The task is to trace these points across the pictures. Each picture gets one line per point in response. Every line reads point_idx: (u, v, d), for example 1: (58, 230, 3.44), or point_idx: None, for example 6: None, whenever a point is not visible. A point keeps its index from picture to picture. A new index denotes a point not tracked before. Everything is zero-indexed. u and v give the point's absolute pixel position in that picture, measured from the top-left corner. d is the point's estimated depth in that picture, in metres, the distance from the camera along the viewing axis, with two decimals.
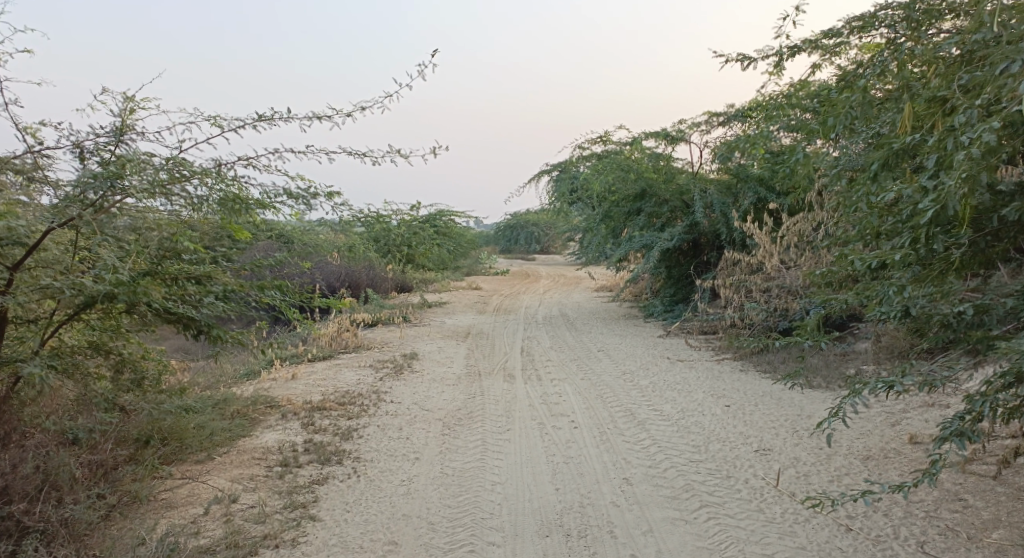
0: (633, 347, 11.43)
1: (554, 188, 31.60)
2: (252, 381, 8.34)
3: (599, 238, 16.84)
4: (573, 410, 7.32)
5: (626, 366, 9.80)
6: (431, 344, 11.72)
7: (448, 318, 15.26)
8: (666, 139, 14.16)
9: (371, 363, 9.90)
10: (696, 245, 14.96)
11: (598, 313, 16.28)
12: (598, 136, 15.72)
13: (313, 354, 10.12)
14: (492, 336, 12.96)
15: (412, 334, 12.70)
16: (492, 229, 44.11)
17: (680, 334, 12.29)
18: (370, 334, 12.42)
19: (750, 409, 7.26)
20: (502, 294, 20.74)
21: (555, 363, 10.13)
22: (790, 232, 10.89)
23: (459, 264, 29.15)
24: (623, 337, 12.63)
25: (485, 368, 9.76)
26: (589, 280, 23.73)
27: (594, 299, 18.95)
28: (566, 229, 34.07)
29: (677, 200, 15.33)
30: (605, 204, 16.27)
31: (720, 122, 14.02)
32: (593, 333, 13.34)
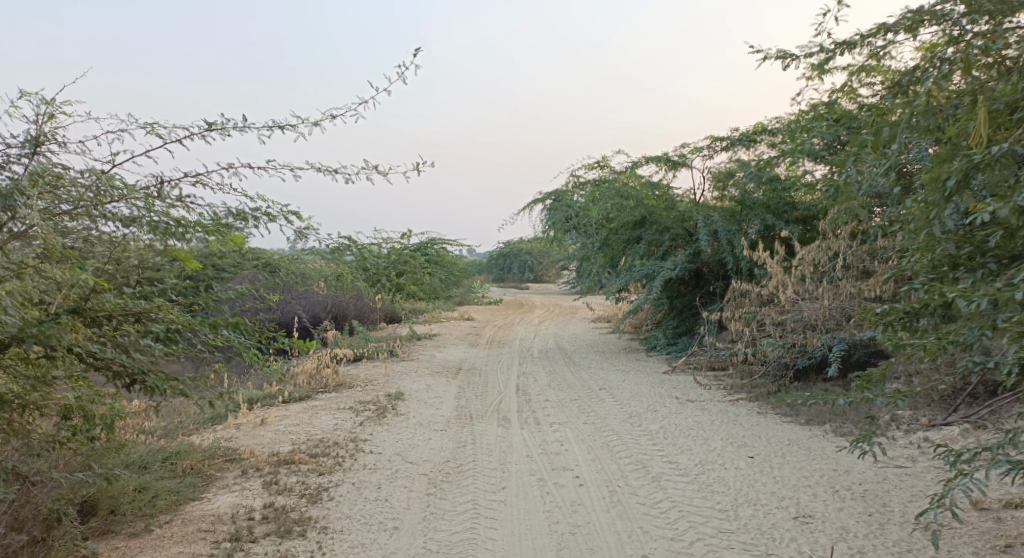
0: (637, 385, 10.58)
1: (549, 215, 30.86)
2: (215, 429, 7.45)
3: (597, 267, 16.03)
4: (577, 462, 6.47)
5: (632, 407, 8.95)
6: (418, 381, 10.84)
7: (438, 352, 14.44)
8: (668, 164, 13.41)
9: (352, 404, 9.02)
10: (700, 274, 14.17)
11: (596, 346, 15.45)
12: (595, 160, 14.96)
13: (288, 394, 9.25)
14: (484, 372, 12.07)
15: (400, 371, 11.82)
16: (485, 257, 43.38)
17: (685, 370, 11.48)
18: (354, 371, 11.55)
19: (777, 461, 6.40)
20: (495, 325, 19.92)
21: (554, 404, 9.28)
22: (805, 261, 10.11)
23: (451, 292, 28.28)
24: (624, 373, 11.80)
25: (477, 410, 8.89)
26: (585, 311, 22.90)
27: (591, 330, 18.11)
28: (561, 257, 33.31)
29: (679, 227, 14.58)
30: (603, 231, 15.48)
31: (724, 146, 13.28)
32: (592, 369, 12.51)
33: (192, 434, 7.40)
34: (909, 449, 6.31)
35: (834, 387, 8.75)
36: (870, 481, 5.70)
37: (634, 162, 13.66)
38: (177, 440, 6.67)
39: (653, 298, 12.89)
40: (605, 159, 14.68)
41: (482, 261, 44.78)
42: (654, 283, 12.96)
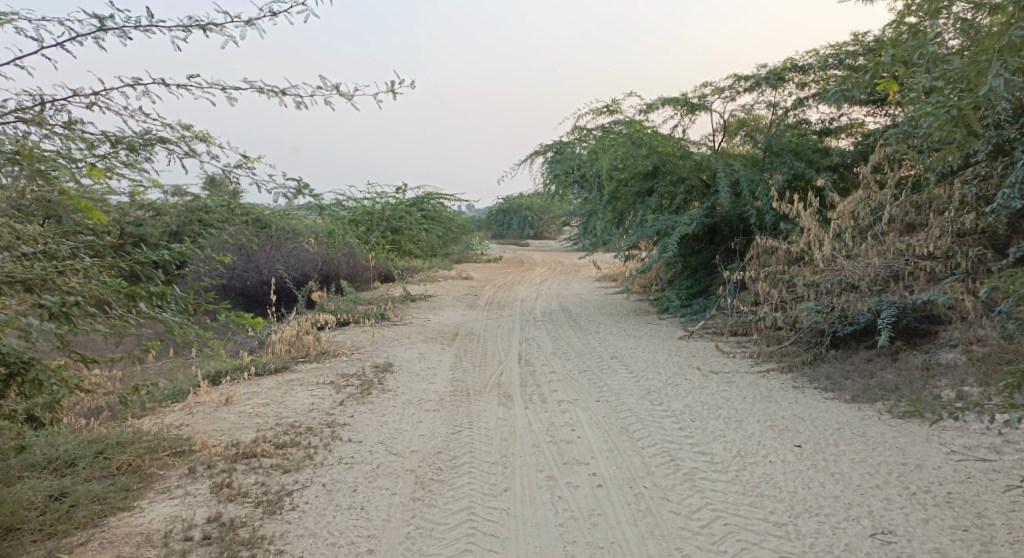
0: (652, 354, 9.51)
1: (550, 170, 29.64)
2: (171, 412, 6.42)
3: (604, 222, 14.90)
4: (592, 454, 5.45)
5: (650, 381, 7.91)
6: (409, 350, 9.80)
7: (433, 314, 13.38)
8: (686, 107, 12.22)
9: (334, 377, 7.98)
10: (717, 230, 13.06)
11: (603, 307, 14.38)
12: (604, 106, 13.77)
13: (263, 366, 8.21)
14: (483, 337, 11.03)
15: (390, 338, 10.75)
16: (484, 213, 42.17)
17: (704, 337, 10.45)
18: (339, 338, 10.51)
19: (829, 453, 5.39)
20: (494, 284, 18.86)
21: (561, 376, 8.24)
22: (844, 215, 9.01)
23: (449, 249, 27.18)
24: (636, 339, 10.75)
25: (475, 384, 7.85)
26: (590, 269, 21.83)
27: (597, 290, 17.05)
28: (563, 213, 32.18)
29: (696, 178, 13.44)
30: (611, 184, 14.35)
31: (748, 87, 12.09)
32: (601, 334, 11.45)
33: (143, 417, 6.36)
34: (993, 441, 5.32)
35: (881, 359, 7.72)
36: (955, 481, 4.72)
37: (649, 105, 12.45)
38: (118, 428, 5.65)
39: (669, 257, 11.79)
40: (615, 103, 13.50)
41: (481, 217, 43.60)
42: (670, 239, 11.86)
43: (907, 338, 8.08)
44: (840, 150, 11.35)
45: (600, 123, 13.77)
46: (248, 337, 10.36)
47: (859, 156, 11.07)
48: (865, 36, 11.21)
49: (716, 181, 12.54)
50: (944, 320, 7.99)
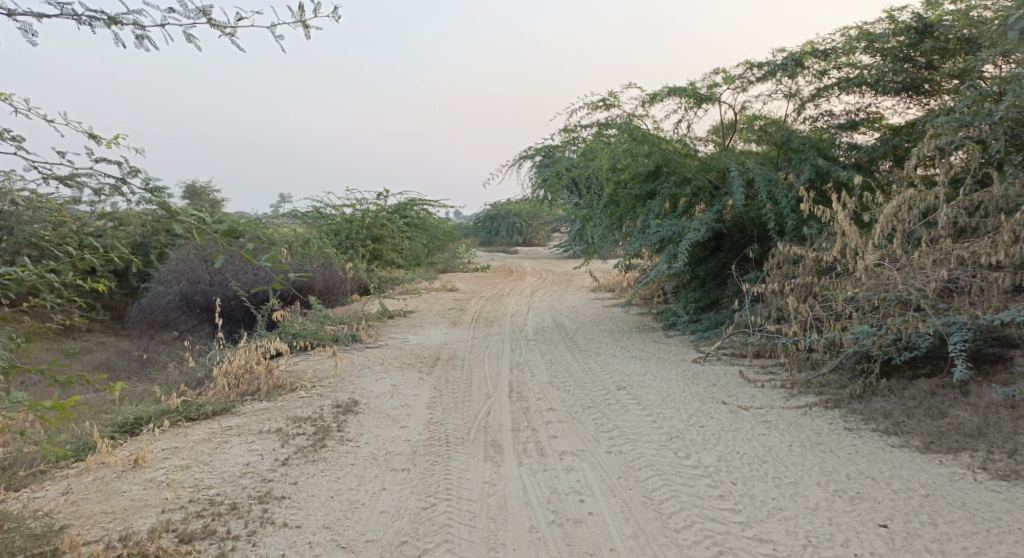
0: (665, 382, 8.12)
1: (539, 174, 28.42)
2: (59, 496, 4.98)
3: (602, 230, 13.52)
4: (610, 544, 4.18)
5: (668, 422, 6.53)
6: (380, 381, 8.41)
7: (411, 333, 11.99)
8: (692, 100, 10.90)
9: (283, 423, 6.56)
10: (730, 235, 11.67)
11: (602, 324, 13.00)
12: (599, 101, 12.42)
13: (200, 412, 6.80)
14: (467, 363, 9.63)
15: (360, 364, 9.33)
16: (472, 219, 40.79)
17: (723, 362, 9.07)
18: (300, 367, 9.09)
19: (922, 544, 4.06)
20: (481, 296, 17.51)
21: (560, 416, 6.86)
22: (892, 217, 7.62)
23: (434, 258, 25.82)
24: (644, 363, 9.37)
25: (455, 429, 6.44)
26: (585, 278, 20.47)
27: (593, 304, 15.65)
28: (553, 219, 30.93)
29: (704, 178, 12.06)
30: (608, 186, 12.98)
31: (763, 75, 10.78)
32: (605, 357, 10.08)
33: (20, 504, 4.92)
34: None
35: (953, 392, 6.31)
36: None
37: (651, 97, 11.11)
38: None
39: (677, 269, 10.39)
40: (612, 97, 12.14)
41: (468, 224, 42.30)
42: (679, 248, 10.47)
43: (978, 366, 6.69)
44: (868, 145, 10.02)
45: (595, 119, 12.41)
46: (193, 370, 8.90)
47: (891, 151, 9.74)
48: (897, 15, 9.91)
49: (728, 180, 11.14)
50: (1019, 344, 6.65)
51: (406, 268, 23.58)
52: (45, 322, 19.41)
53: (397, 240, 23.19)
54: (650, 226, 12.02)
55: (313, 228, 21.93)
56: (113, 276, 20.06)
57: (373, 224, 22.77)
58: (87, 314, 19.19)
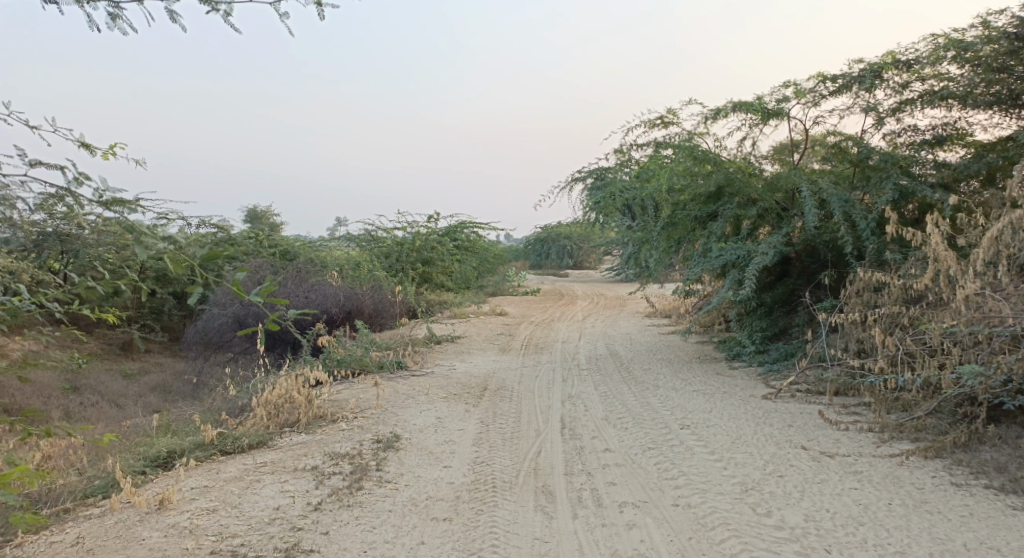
0: (734, 422, 7.46)
1: (591, 196, 27.90)
2: (76, 545, 4.56)
3: (659, 254, 12.90)
4: None
5: (740, 470, 5.88)
6: (425, 413, 7.90)
7: (460, 361, 11.49)
8: (760, 116, 10.28)
9: (321, 459, 6.09)
10: (799, 261, 10.96)
11: (659, 352, 12.34)
12: (658, 118, 11.85)
13: (236, 445, 6.37)
14: (517, 393, 9.10)
15: (405, 394, 8.84)
16: (521, 242, 40.41)
17: (797, 400, 8.34)
18: (343, 397, 8.65)
19: None
20: (531, 321, 17.00)
21: (618, 458, 6.28)
22: (993, 242, 6.89)
23: (483, 281, 25.41)
24: (709, 399, 8.70)
25: (505, 472, 5.90)
26: (639, 303, 19.86)
27: (649, 331, 15.00)
28: (604, 242, 30.32)
29: (770, 201, 11.40)
30: (666, 208, 12.38)
31: (838, 89, 10.14)
32: (665, 390, 9.43)
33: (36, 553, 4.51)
34: None
35: None
36: None
37: (715, 113, 10.48)
38: None
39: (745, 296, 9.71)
40: (672, 114, 11.57)
41: (518, 247, 41.88)
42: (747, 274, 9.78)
43: None
44: (957, 163, 9.28)
45: (653, 137, 11.84)
46: (233, 397, 8.54)
47: (983, 169, 8.99)
48: (989, 22, 9.18)
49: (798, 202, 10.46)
50: None
51: (455, 291, 23.27)
52: (96, 342, 19.43)
53: (447, 263, 23.07)
54: (713, 250, 11.36)
55: (363, 251, 22.08)
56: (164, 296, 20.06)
57: (424, 247, 22.76)
58: (139, 334, 19.19)
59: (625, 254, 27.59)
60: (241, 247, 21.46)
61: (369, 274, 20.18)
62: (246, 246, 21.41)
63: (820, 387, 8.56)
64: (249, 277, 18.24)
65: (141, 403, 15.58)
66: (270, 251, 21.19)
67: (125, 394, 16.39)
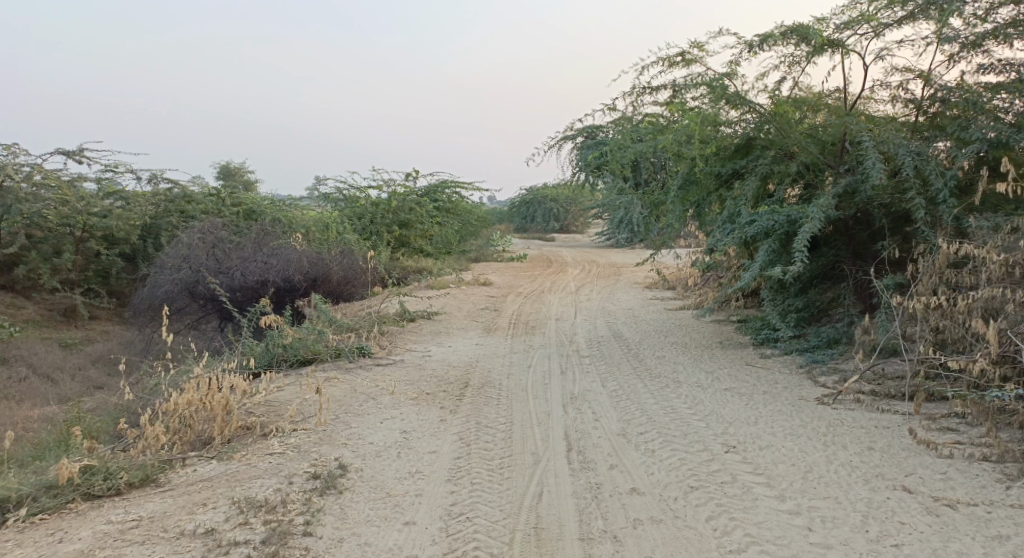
0: (795, 444, 5.66)
1: (582, 158, 26.07)
2: None
3: (673, 221, 11.05)
4: None
5: (833, 534, 4.13)
6: (387, 427, 5.99)
7: (437, 343, 9.64)
8: (814, 49, 8.49)
9: (223, 514, 4.29)
10: (847, 230, 9.17)
11: (671, 335, 10.53)
12: (679, 55, 9.92)
13: (106, 487, 4.62)
14: (508, 391, 7.30)
15: (365, 394, 6.91)
16: (506, 204, 38.43)
17: (865, 412, 6.48)
18: (283, 398, 6.70)
19: None
20: (520, 293, 15.23)
21: (651, 506, 4.50)
22: None
23: (465, 246, 23.53)
24: (749, 404, 6.87)
25: (493, 536, 4.12)
26: (635, 273, 18.19)
27: (654, 306, 13.24)
28: (595, 206, 28.45)
29: (811, 156, 9.53)
30: (685, 164, 10.48)
31: (905, 17, 8.46)
32: (689, 387, 7.61)
33: None
34: None
35: None
36: None
37: (758, 42, 8.55)
38: None
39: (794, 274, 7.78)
40: (697, 50, 9.64)
41: (503, 209, 39.83)
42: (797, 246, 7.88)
43: None
44: None
45: (672, 78, 9.91)
46: (150, 393, 6.66)
47: None
48: None
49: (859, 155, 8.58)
50: None
51: (435, 256, 21.36)
52: (37, 307, 17.33)
53: (427, 226, 21.16)
54: (742, 214, 9.47)
55: (336, 212, 20.20)
56: (112, 258, 18.01)
57: (401, 209, 20.85)
58: (82, 300, 17.20)
59: (616, 219, 25.84)
60: (199, 205, 19.34)
61: (337, 237, 18.28)
62: (205, 204, 19.29)
63: (892, 390, 6.83)
64: (196, 237, 15.94)
65: (77, 378, 13.69)
66: (232, 210, 19.11)
67: (62, 366, 14.46)
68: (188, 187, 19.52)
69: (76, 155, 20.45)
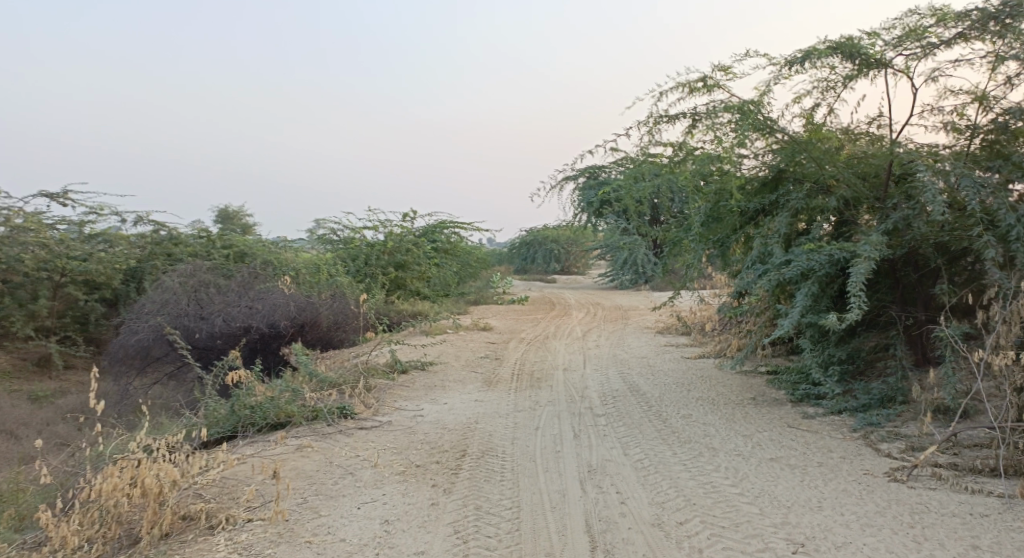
0: (878, 542, 4.52)
1: (585, 197, 25.17)
2: None
3: (694, 265, 9.96)
4: None
5: None
6: (364, 515, 4.82)
7: (432, 401, 8.47)
8: (861, 67, 7.49)
9: None
10: (907, 264, 8.15)
11: (695, 389, 9.39)
12: (699, 80, 8.88)
13: None
14: (515, 463, 6.16)
15: (340, 468, 5.74)
16: (506, 246, 37.46)
17: (949, 494, 5.33)
18: (240, 475, 5.53)
19: None
20: (524, 338, 14.11)
21: None
22: None
23: (465, 288, 22.47)
24: (804, 482, 5.72)
25: None
26: (645, 317, 17.13)
27: (670, 355, 12.12)
28: (597, 246, 27.40)
29: (851, 189, 8.51)
30: (706, 199, 9.43)
31: (962, 32, 7.50)
32: (727, 456, 6.46)
33: None
34: None
35: None
36: None
37: (797, 59, 7.55)
38: None
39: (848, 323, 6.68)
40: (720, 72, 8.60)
41: (502, 251, 38.78)
42: (851, 290, 6.80)
43: None
44: None
45: (693, 104, 8.89)
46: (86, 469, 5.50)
47: None
48: None
49: (921, 187, 7.54)
50: None
51: (432, 299, 20.22)
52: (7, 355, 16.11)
53: (424, 268, 20.12)
54: (776, 253, 8.42)
55: (329, 254, 19.16)
56: (92, 304, 16.81)
57: (397, 250, 19.79)
58: (57, 348, 15.97)
59: (620, 260, 24.84)
60: (187, 247, 18.18)
61: (327, 280, 17.19)
62: (193, 246, 18.14)
63: (977, 466, 5.72)
64: (174, 280, 14.83)
65: (43, 434, 12.46)
66: (221, 251, 17.97)
67: (29, 420, 13.24)
68: (174, 228, 18.39)
69: (57, 196, 19.34)
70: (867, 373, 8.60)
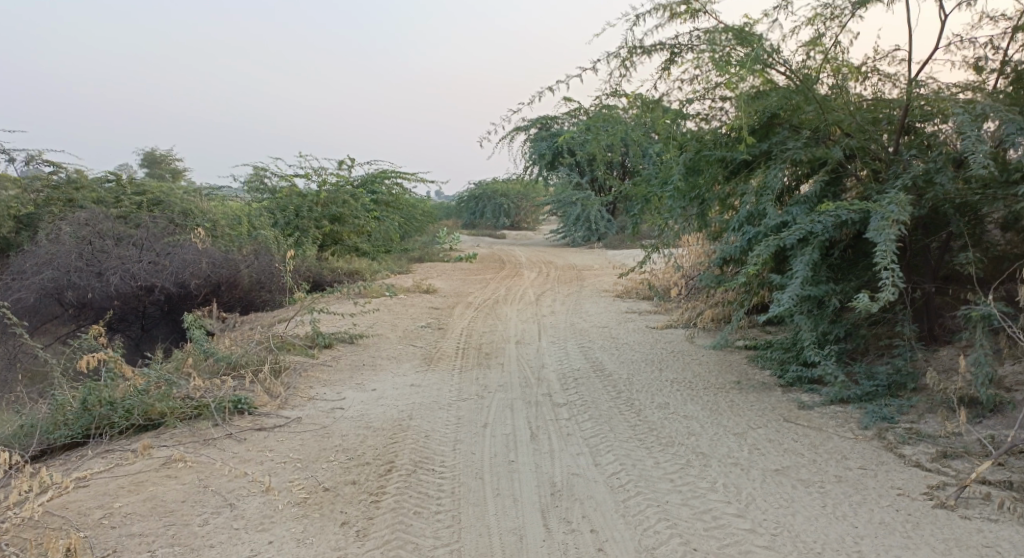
0: None
1: (537, 149, 23.63)
2: None
3: (668, 225, 8.57)
4: None
5: None
6: None
7: (355, 387, 6.98)
8: None
9: None
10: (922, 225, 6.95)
11: (667, 369, 8.07)
12: (682, 2, 7.39)
13: None
14: (457, 482, 4.80)
15: (217, 498, 4.32)
16: (454, 199, 35.72)
17: (1017, 528, 4.11)
18: (81, 506, 4.26)
19: None
20: (469, 302, 12.66)
21: None
22: None
23: (408, 244, 20.85)
24: (825, 509, 4.43)
25: None
26: (601, 278, 15.81)
27: (633, 324, 10.80)
28: (548, 200, 25.93)
29: (858, 138, 7.22)
30: (684, 147, 8.02)
31: None
32: (721, 467, 5.15)
33: None
34: None
35: None
36: None
37: None
38: None
39: (876, 304, 5.41)
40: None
41: (450, 204, 37.00)
42: (881, 263, 5.50)
43: None
44: None
45: (675, 33, 7.41)
46: None
47: None
48: None
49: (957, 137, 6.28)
50: None
51: (371, 256, 18.57)
52: None
53: (363, 222, 18.42)
54: (770, 214, 7.10)
55: (255, 205, 17.30)
56: None
57: (332, 202, 18.03)
58: None
59: (572, 215, 23.43)
60: (93, 193, 16.11)
61: (249, 234, 15.41)
62: (100, 192, 16.08)
63: None
64: (70, 228, 12.87)
65: None
66: (132, 198, 15.97)
67: None
68: (75, 171, 16.26)
69: None
70: (868, 353, 7.39)
